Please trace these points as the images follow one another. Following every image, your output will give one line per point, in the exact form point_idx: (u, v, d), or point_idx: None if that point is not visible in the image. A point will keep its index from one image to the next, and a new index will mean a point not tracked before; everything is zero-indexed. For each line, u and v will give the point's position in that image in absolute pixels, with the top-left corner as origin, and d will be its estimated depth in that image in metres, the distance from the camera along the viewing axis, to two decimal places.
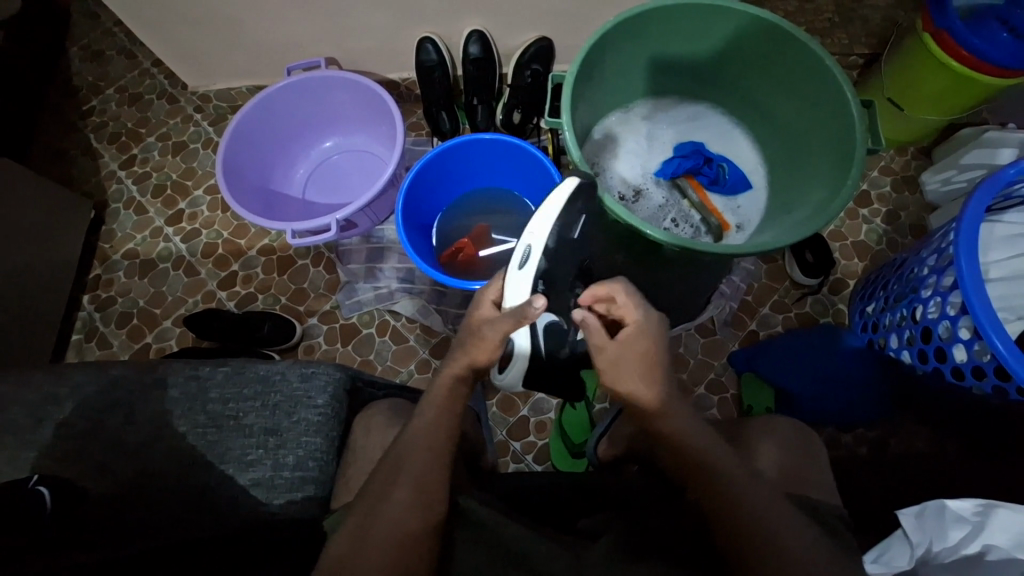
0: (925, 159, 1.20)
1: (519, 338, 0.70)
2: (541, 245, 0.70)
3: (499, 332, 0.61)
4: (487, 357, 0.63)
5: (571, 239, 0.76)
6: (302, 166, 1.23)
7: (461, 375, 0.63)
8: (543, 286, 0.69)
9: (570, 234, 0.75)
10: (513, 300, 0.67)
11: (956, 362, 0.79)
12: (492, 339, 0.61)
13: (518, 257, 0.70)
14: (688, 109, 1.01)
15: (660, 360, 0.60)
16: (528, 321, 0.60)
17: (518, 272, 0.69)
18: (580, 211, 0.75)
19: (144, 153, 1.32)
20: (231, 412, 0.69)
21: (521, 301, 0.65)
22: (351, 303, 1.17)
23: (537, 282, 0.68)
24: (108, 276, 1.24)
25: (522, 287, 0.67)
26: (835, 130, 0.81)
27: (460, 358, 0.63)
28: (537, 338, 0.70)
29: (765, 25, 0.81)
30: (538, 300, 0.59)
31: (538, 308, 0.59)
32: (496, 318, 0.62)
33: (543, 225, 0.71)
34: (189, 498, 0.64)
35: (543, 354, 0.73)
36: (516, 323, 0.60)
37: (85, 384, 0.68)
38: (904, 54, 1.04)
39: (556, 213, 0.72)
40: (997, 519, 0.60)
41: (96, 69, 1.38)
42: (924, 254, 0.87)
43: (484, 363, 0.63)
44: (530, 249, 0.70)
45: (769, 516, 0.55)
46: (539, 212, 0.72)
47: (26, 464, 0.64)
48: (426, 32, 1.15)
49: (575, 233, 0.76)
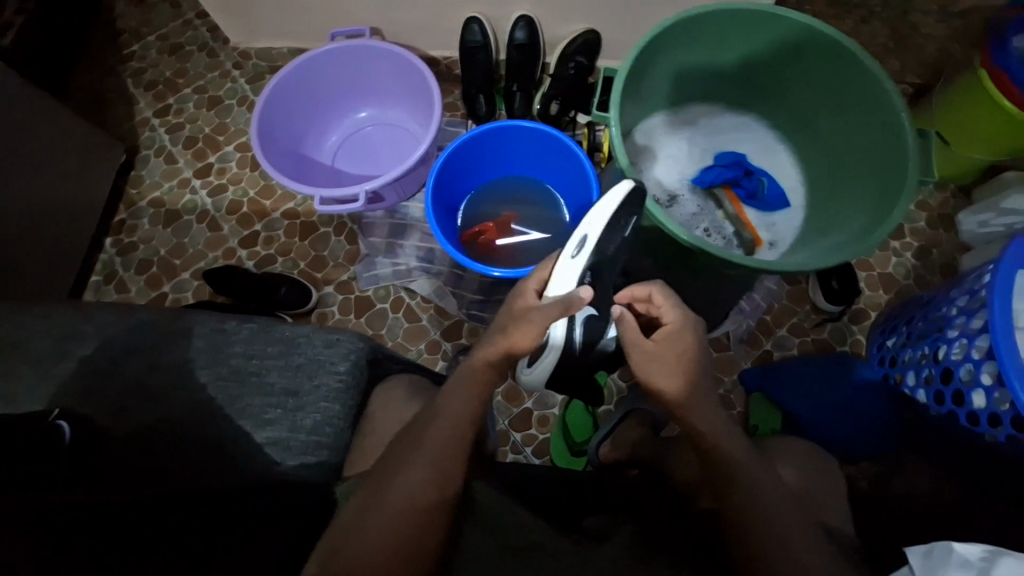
0: (964, 198, 1.17)
1: (555, 331, 0.68)
2: (596, 237, 0.68)
3: (542, 317, 0.61)
4: (527, 342, 0.62)
5: (621, 237, 0.72)
6: (334, 133, 1.22)
7: (494, 360, 0.63)
8: (591, 279, 0.67)
9: (623, 233, 0.72)
10: (557, 288, 0.66)
11: (974, 407, 0.78)
12: (537, 324, 0.61)
13: (573, 244, 0.69)
14: (733, 119, 0.99)
15: (699, 360, 0.61)
16: (574, 311, 0.61)
17: (570, 261, 0.68)
18: (631, 215, 0.72)
19: (179, 103, 1.32)
20: (254, 368, 0.69)
21: (566, 291, 0.65)
22: (368, 276, 1.17)
23: (585, 274, 0.67)
24: (132, 222, 1.25)
25: (569, 276, 0.66)
26: (886, 156, 0.79)
27: (498, 342, 0.63)
28: (574, 334, 0.68)
29: (827, 40, 0.79)
30: (585, 291, 0.61)
31: (586, 296, 0.61)
32: (543, 304, 0.62)
33: (602, 217, 0.69)
34: (204, 449, 0.65)
35: (576, 348, 0.70)
36: (563, 312, 0.60)
37: (111, 325, 0.69)
38: (959, 88, 1.01)
39: (614, 208, 0.70)
40: (1002, 566, 0.60)
41: (140, 15, 1.38)
42: (954, 294, 0.85)
43: (523, 349, 0.62)
44: (586, 239, 0.68)
45: (790, 536, 0.54)
46: (598, 204, 0.70)
47: (46, 397, 0.65)
48: (473, 13, 1.14)
49: (628, 233, 0.73)
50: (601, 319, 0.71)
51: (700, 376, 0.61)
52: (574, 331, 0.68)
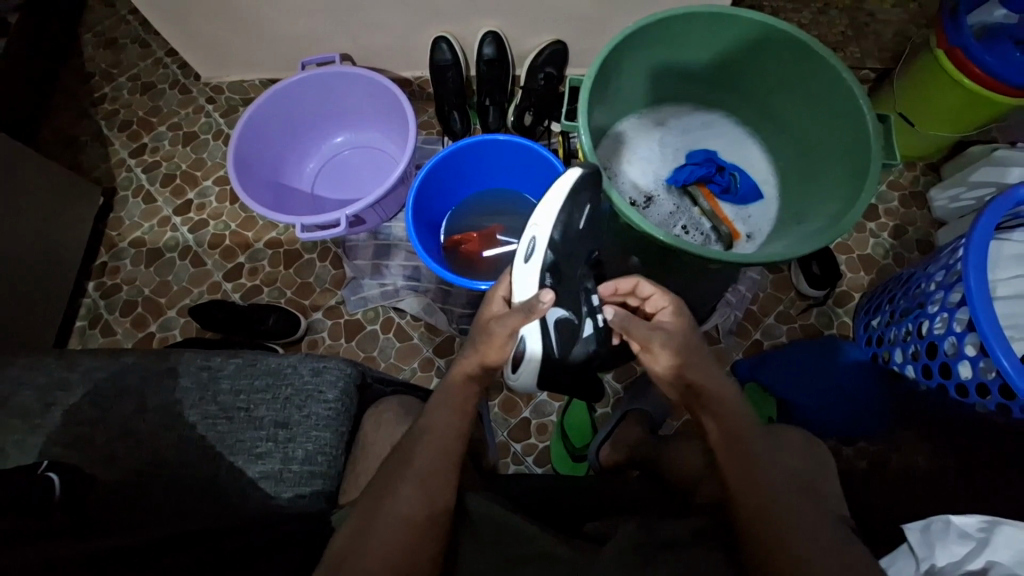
0: (934, 175, 1.20)
1: (530, 339, 0.73)
2: (545, 238, 0.73)
3: (508, 328, 0.64)
4: (497, 354, 0.66)
5: (576, 230, 0.76)
6: (312, 160, 1.23)
7: (471, 372, 0.66)
8: (551, 279, 0.71)
9: (577, 225, 0.75)
10: (520, 293, 0.71)
11: (961, 379, 0.79)
12: (500, 335, 0.64)
13: (524, 250, 0.73)
14: (702, 117, 1.01)
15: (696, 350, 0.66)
16: (537, 316, 0.63)
17: (524, 266, 0.72)
18: (585, 202, 0.76)
19: (155, 141, 1.32)
20: (242, 404, 0.69)
21: (528, 295, 0.69)
22: (356, 299, 1.17)
23: (544, 276, 0.71)
24: (114, 264, 1.24)
25: (528, 282, 0.71)
26: (852, 142, 0.81)
27: (472, 356, 0.66)
28: (550, 337, 0.72)
29: (781, 35, 0.82)
30: (546, 295, 0.62)
31: (548, 301, 0.62)
32: (505, 314, 0.65)
33: (547, 218, 0.74)
34: (194, 490, 0.64)
35: (555, 355, 0.74)
36: (525, 318, 0.63)
37: (96, 370, 0.68)
38: (917, 69, 1.04)
39: (559, 205, 0.74)
40: (1002, 536, 0.61)
41: (110, 57, 1.38)
42: (931, 270, 0.87)
43: (495, 361, 0.66)
44: (535, 241, 0.73)
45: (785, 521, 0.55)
46: (543, 205, 0.75)
47: (33, 449, 0.64)
48: (441, 32, 1.15)
49: (583, 223, 0.76)
50: (571, 320, 0.74)
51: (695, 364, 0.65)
52: (549, 334, 0.72)
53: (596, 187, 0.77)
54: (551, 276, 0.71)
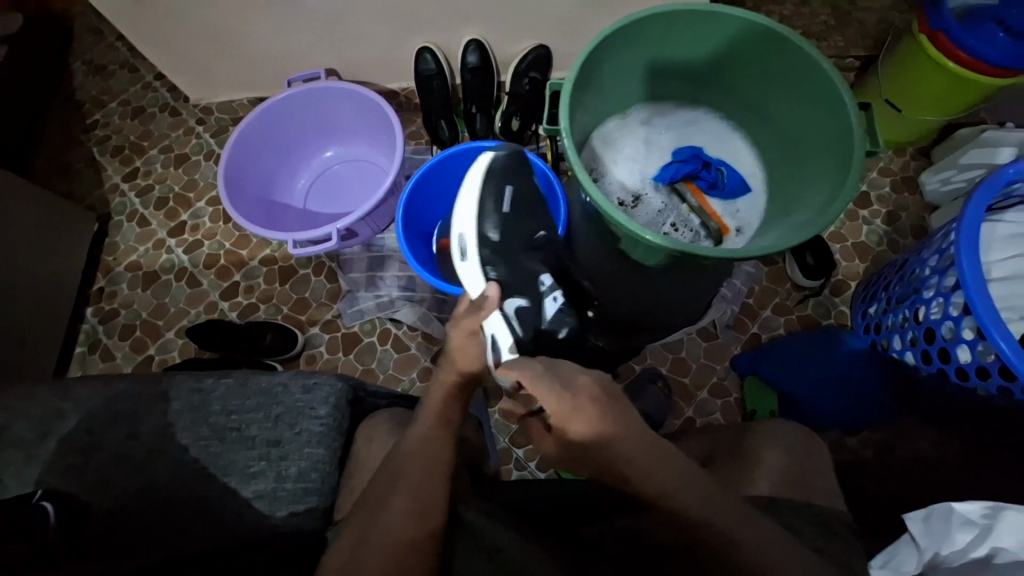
0: (924, 160, 1.20)
1: (497, 334, 0.73)
2: (470, 232, 0.84)
3: (467, 327, 0.71)
4: (469, 363, 0.69)
5: (504, 214, 0.85)
6: (303, 176, 1.23)
7: (452, 391, 0.68)
8: (491, 269, 0.81)
9: (500, 210, 0.85)
10: (472, 289, 0.82)
11: (961, 363, 0.78)
12: (463, 340, 0.70)
13: (459, 250, 0.85)
14: (686, 114, 1.01)
15: (599, 424, 0.55)
16: (489, 309, 0.73)
17: (466, 264, 0.83)
18: (503, 186, 0.86)
19: (147, 165, 1.33)
20: (235, 424, 0.69)
21: (476, 288, 0.80)
22: (352, 312, 1.17)
23: (484, 269, 0.81)
24: (111, 288, 1.24)
25: (473, 278, 0.82)
26: (836, 132, 0.81)
27: (445, 372, 0.70)
28: (511, 327, 0.75)
29: (760, 29, 0.82)
30: (489, 291, 0.73)
31: (496, 294, 0.73)
32: (461, 320, 0.73)
33: (468, 217, 0.85)
34: (192, 513, 0.64)
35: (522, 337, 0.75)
36: (479, 315, 0.72)
37: (88, 397, 0.67)
38: (900, 54, 1.04)
39: (475, 201, 0.85)
40: (1006, 521, 0.60)
41: (99, 83, 1.40)
42: (925, 255, 0.87)
43: (473, 368, 0.69)
44: (464, 238, 0.84)
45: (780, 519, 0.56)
46: (462, 207, 0.86)
47: (30, 479, 0.64)
48: (425, 43, 1.16)
49: (507, 208, 0.85)
50: (532, 305, 0.80)
51: (606, 442, 0.55)
52: (511, 324, 0.75)
53: (514, 171, 0.88)
54: (494, 268, 0.81)
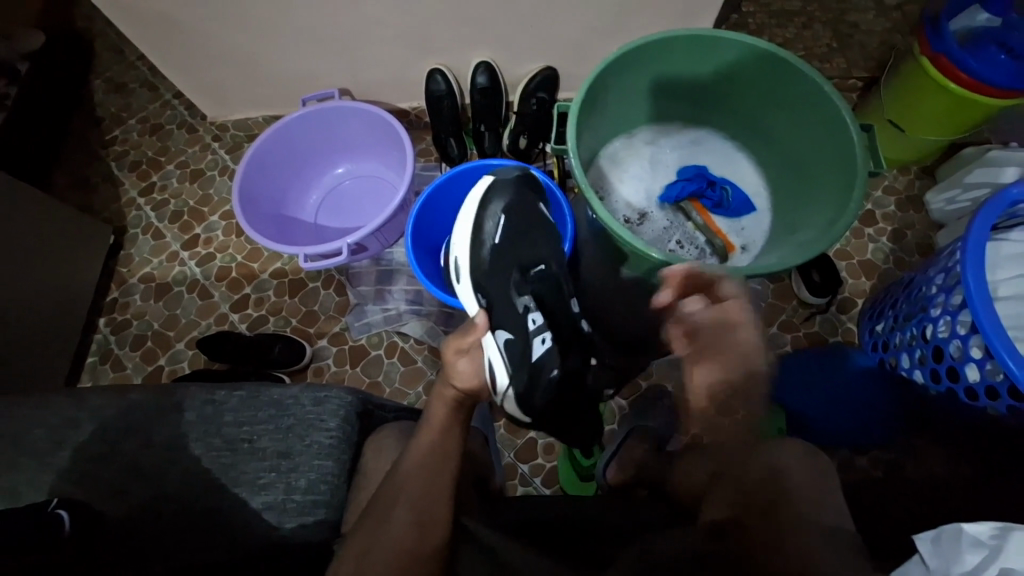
0: (929, 178, 1.21)
1: (496, 369, 0.73)
2: (462, 257, 0.84)
3: (455, 348, 0.75)
4: (465, 380, 0.72)
5: (493, 244, 0.81)
6: (314, 192, 1.26)
7: (455, 408, 0.71)
8: (483, 299, 0.80)
9: (492, 238, 0.81)
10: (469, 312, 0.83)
11: (970, 382, 0.78)
12: (454, 359, 0.74)
13: (455, 272, 0.86)
14: (690, 134, 1.03)
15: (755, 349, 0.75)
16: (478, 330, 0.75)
17: (461, 286, 0.85)
18: (496, 214, 0.82)
19: (163, 180, 1.37)
20: (245, 435, 0.70)
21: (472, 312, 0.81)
22: (359, 325, 1.18)
23: (477, 297, 0.81)
24: (124, 299, 1.27)
25: (470, 300, 0.83)
26: (839, 153, 0.83)
27: (443, 391, 0.73)
28: (503, 364, 0.73)
29: (762, 54, 0.84)
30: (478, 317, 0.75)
31: (482, 322, 0.75)
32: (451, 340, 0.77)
33: (461, 243, 0.85)
34: (204, 523, 0.65)
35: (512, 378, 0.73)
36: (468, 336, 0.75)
37: (102, 408, 0.68)
38: (902, 76, 1.05)
39: (468, 227, 0.84)
40: (1014, 541, 0.59)
41: (119, 100, 1.44)
42: (932, 273, 0.87)
43: (471, 384, 0.72)
44: (458, 262, 0.85)
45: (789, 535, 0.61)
46: (459, 231, 0.87)
47: (44, 487, 0.65)
48: (435, 64, 1.19)
49: (498, 238, 0.81)
50: (518, 340, 0.75)
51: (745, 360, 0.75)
52: (502, 360, 0.73)
53: (509, 196, 0.83)
54: (485, 295, 0.80)
